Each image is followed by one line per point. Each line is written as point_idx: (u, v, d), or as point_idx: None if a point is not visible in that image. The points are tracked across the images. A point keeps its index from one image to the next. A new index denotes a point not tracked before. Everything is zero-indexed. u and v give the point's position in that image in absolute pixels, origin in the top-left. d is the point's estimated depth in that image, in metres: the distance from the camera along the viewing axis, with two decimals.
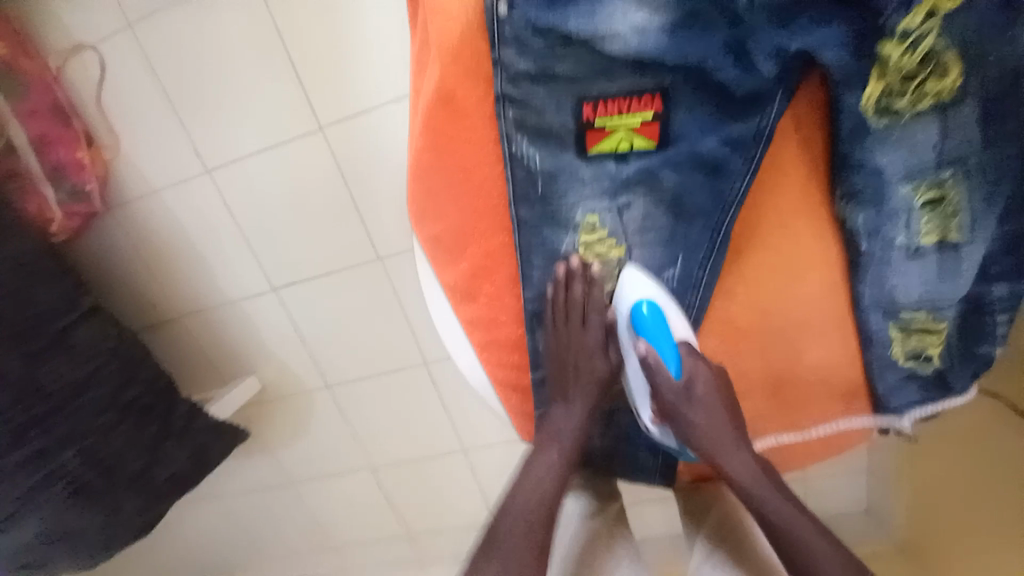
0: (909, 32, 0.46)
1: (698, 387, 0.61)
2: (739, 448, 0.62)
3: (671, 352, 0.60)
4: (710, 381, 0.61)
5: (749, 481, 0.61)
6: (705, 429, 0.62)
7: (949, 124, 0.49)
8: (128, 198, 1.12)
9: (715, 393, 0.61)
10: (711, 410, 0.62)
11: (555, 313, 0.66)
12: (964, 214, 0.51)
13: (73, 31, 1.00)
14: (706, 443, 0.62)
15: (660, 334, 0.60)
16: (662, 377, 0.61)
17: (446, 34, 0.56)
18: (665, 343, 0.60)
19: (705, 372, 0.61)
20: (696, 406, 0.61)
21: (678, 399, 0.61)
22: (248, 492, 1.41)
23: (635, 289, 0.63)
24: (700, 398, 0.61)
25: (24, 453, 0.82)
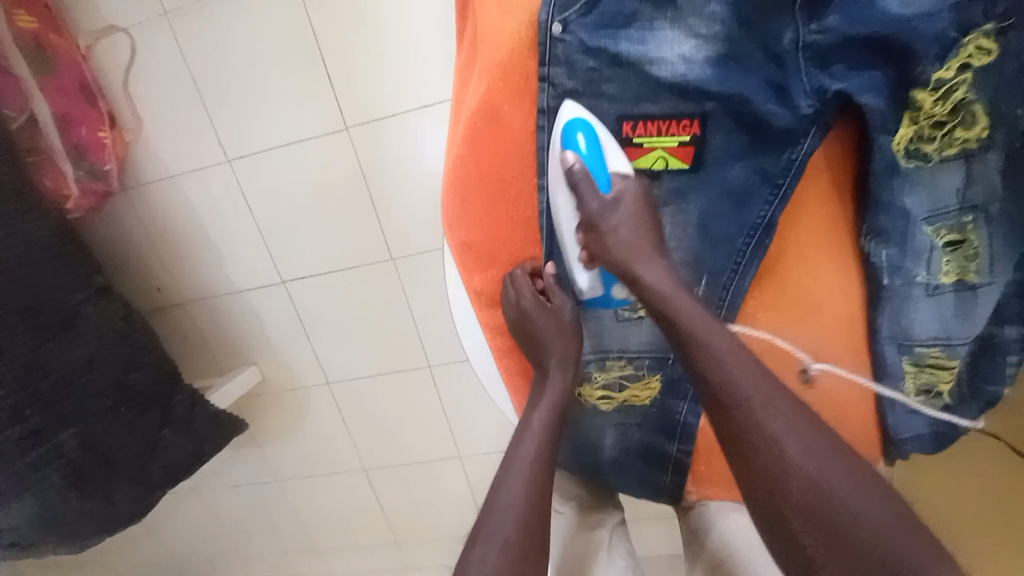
0: (943, 81, 0.50)
1: (623, 206, 0.58)
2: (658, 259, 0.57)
3: (603, 172, 0.59)
4: (638, 200, 0.59)
5: (767, 411, 0.46)
6: (626, 240, 0.57)
7: (973, 172, 0.52)
8: (145, 181, 1.12)
9: (643, 208, 0.59)
10: (637, 223, 0.58)
11: (516, 293, 0.65)
12: (982, 259, 0.54)
13: (108, 13, 1.01)
14: (626, 252, 0.57)
15: (596, 153, 0.59)
16: (590, 193, 0.59)
17: (496, 49, 0.58)
18: (595, 159, 0.59)
19: (636, 193, 0.59)
20: (620, 217, 0.58)
21: (604, 207, 0.58)
22: (236, 486, 1.39)
23: (574, 115, 0.59)
24: (625, 208, 0.58)
25: (24, 428, 0.81)
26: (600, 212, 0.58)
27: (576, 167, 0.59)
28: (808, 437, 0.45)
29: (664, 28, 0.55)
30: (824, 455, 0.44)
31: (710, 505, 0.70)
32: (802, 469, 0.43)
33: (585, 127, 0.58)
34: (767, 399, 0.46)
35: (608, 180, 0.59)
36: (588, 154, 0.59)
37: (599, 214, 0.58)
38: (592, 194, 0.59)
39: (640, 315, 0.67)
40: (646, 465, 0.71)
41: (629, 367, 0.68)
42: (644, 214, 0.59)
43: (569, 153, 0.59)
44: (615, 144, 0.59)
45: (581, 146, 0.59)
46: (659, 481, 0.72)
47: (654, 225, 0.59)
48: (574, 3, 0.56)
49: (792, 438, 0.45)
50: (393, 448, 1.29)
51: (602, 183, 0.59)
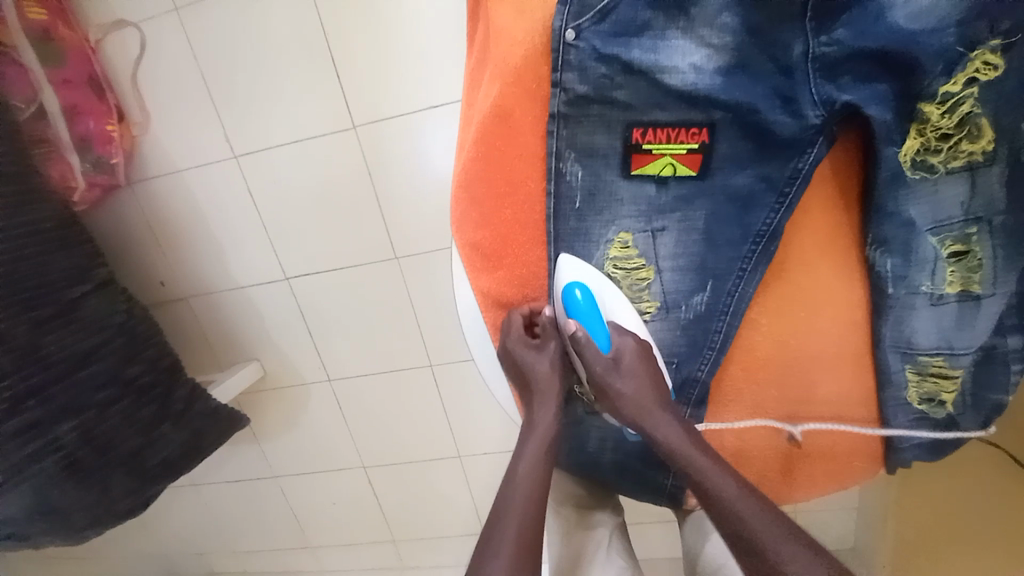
0: (949, 95, 0.50)
1: (626, 361, 0.62)
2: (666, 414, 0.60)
3: (602, 329, 0.64)
4: (638, 356, 0.62)
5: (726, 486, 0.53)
6: (632, 398, 0.60)
7: (977, 185, 0.52)
8: (151, 176, 1.12)
9: (644, 365, 0.62)
10: (641, 381, 0.61)
11: (508, 328, 0.69)
12: (987, 267, 0.54)
13: (118, 7, 1.01)
14: (633, 410, 0.61)
15: (592, 315, 0.64)
16: (593, 355, 0.63)
17: (508, 55, 0.59)
18: (593, 320, 0.64)
19: (634, 347, 0.62)
20: (625, 377, 0.61)
21: (607, 369, 0.62)
22: (233, 481, 1.40)
23: (573, 272, 0.65)
24: (627, 367, 0.62)
25: (20, 422, 0.80)
26: (604, 374, 0.62)
27: (579, 334, 0.64)
28: (774, 523, 0.50)
29: (676, 37, 0.56)
30: (781, 529, 0.49)
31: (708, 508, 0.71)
32: (764, 540, 0.49)
33: (581, 287, 0.64)
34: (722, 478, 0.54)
35: (608, 337, 0.64)
36: (587, 314, 0.64)
37: (604, 376, 0.62)
38: (594, 358, 0.63)
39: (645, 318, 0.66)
40: (648, 468, 0.72)
41: None
42: (646, 371, 0.62)
43: (569, 322, 0.65)
44: (620, 300, 0.65)
45: (579, 311, 0.64)
46: (662, 484, 0.72)
47: (658, 381, 0.62)
48: (587, 9, 0.56)
49: (758, 524, 0.50)
50: (392, 446, 1.29)
51: (602, 341, 0.64)
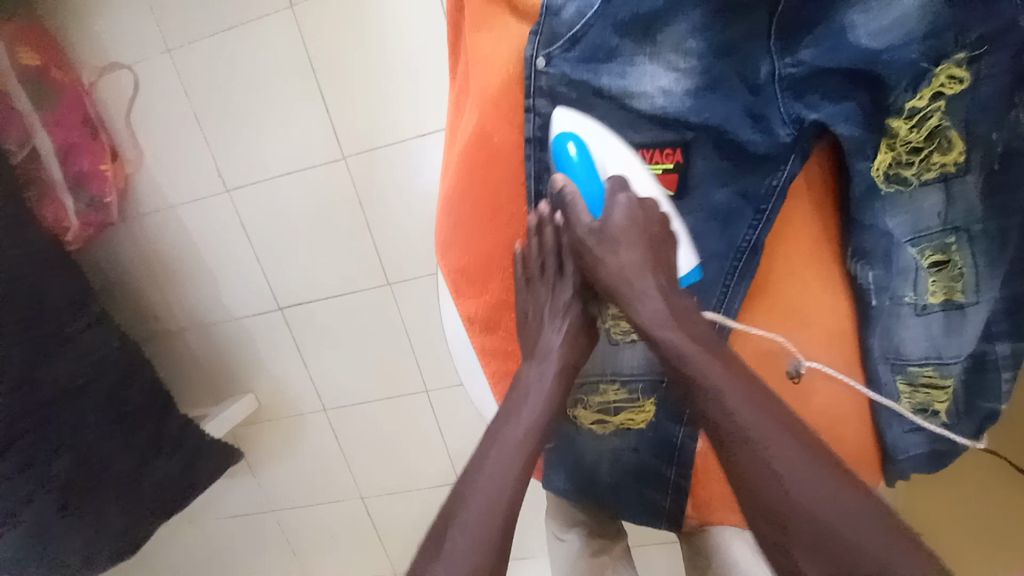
0: (916, 109, 0.51)
1: (613, 225, 0.57)
2: (650, 293, 0.56)
3: (596, 188, 0.59)
4: (630, 221, 0.57)
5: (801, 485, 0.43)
6: (614, 267, 0.57)
7: (953, 195, 0.53)
8: (144, 212, 1.14)
9: (632, 229, 0.57)
10: (629, 246, 0.57)
11: (528, 269, 0.64)
12: (968, 276, 0.54)
13: (112, 51, 1.04)
14: (613, 278, 0.57)
15: (585, 166, 0.59)
16: (580, 214, 0.58)
17: (488, 84, 0.61)
18: (583, 172, 0.59)
19: (627, 208, 0.57)
20: (617, 245, 0.57)
21: (590, 231, 0.58)
22: (231, 516, 1.37)
23: (568, 124, 0.59)
24: (614, 231, 0.57)
25: (15, 462, 0.80)
26: (587, 238, 0.58)
27: (563, 190, 0.59)
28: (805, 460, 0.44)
29: (644, 62, 0.57)
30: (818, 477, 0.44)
31: (710, 531, 0.69)
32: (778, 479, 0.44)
33: (576, 138, 0.58)
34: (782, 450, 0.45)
35: (600, 198, 0.59)
36: (581, 165, 0.59)
37: (589, 239, 0.58)
38: (578, 217, 0.58)
39: (633, 338, 0.67)
40: (643, 487, 0.71)
41: (622, 390, 0.68)
42: (635, 237, 0.57)
43: (556, 176, 0.59)
44: (616, 147, 0.59)
45: (572, 159, 0.59)
46: (659, 505, 0.71)
47: (649, 244, 0.57)
48: (556, 38, 0.59)
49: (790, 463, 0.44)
50: (389, 473, 1.27)
51: (594, 202, 0.59)
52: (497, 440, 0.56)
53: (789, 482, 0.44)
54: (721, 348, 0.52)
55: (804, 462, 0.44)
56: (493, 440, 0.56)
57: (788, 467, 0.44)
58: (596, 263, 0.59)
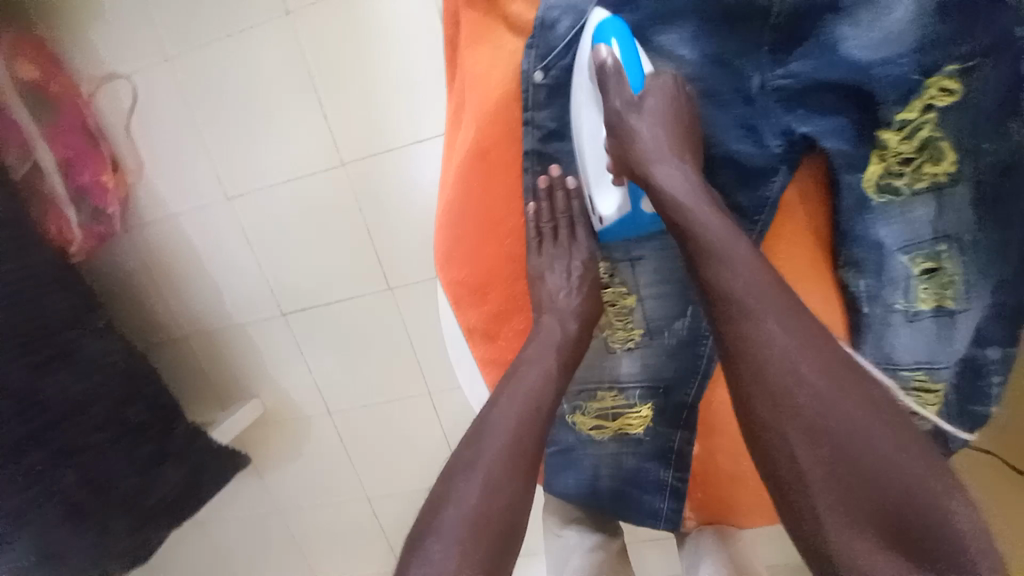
0: (906, 123, 0.52)
1: (651, 104, 0.58)
2: (677, 165, 0.56)
3: (637, 72, 0.58)
4: (667, 102, 0.58)
5: (827, 417, 0.44)
6: (648, 142, 0.56)
7: (943, 204, 0.54)
8: (146, 221, 1.15)
9: (669, 110, 0.57)
10: (662, 123, 0.57)
11: (542, 229, 0.66)
12: (959, 285, 0.55)
13: (110, 62, 1.05)
14: (644, 153, 0.57)
15: (630, 50, 0.58)
16: (617, 91, 0.58)
17: (484, 99, 0.63)
18: (628, 53, 0.58)
19: (667, 91, 0.58)
20: (651, 120, 0.57)
21: (626, 107, 0.58)
22: (238, 518, 1.40)
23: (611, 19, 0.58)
24: (650, 110, 0.57)
25: (22, 470, 0.82)
26: (624, 112, 0.58)
27: (608, 62, 0.57)
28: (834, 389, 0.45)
29: None
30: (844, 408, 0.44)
31: (703, 530, 0.72)
32: (806, 402, 0.45)
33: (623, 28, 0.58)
34: (814, 382, 0.45)
35: (640, 81, 0.59)
36: (624, 57, 0.58)
37: (624, 113, 0.58)
38: (616, 92, 0.58)
39: (630, 347, 0.69)
40: (642, 492, 0.72)
41: (620, 397, 0.70)
42: (671, 117, 0.57)
43: (602, 49, 0.57)
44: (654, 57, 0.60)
45: (616, 47, 0.58)
46: (659, 510, 0.72)
47: (683, 125, 0.58)
48: (552, 51, 0.61)
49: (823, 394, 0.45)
50: (393, 474, 1.29)
51: (633, 84, 0.58)
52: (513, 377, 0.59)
53: (827, 425, 0.44)
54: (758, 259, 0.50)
55: (834, 393, 0.44)
56: (508, 381, 0.59)
57: (818, 396, 0.44)
58: (630, 135, 0.58)
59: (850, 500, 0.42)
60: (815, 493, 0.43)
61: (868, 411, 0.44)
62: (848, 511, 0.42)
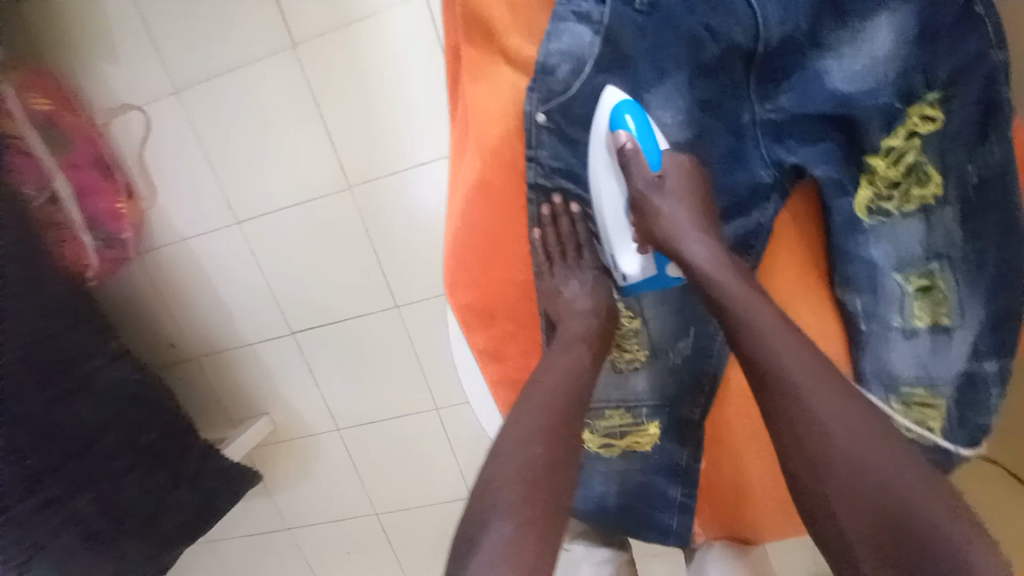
0: (893, 148, 0.56)
1: (671, 180, 0.60)
2: (702, 238, 0.58)
3: (654, 149, 0.61)
4: (685, 177, 0.60)
5: (830, 426, 0.46)
6: (671, 219, 0.58)
7: (932, 225, 0.57)
8: (158, 245, 1.18)
9: (687, 185, 0.60)
10: (682, 199, 0.59)
11: (551, 249, 0.68)
12: (951, 301, 0.58)
13: (123, 94, 1.08)
14: (669, 229, 0.59)
15: (645, 130, 0.60)
16: (638, 171, 0.60)
17: (487, 134, 0.65)
18: (643, 131, 0.60)
19: (684, 167, 0.60)
20: (671, 195, 0.59)
21: (648, 186, 0.60)
22: (249, 535, 1.41)
23: (620, 100, 0.60)
24: (672, 187, 0.59)
25: (36, 501, 0.83)
26: (646, 191, 0.60)
27: (627, 146, 0.60)
28: (846, 409, 0.47)
29: None
30: (847, 418, 0.46)
31: (714, 544, 0.72)
32: (809, 411, 0.47)
33: (635, 110, 0.60)
34: (820, 399, 0.47)
35: (658, 159, 0.61)
36: (639, 133, 0.60)
37: (648, 192, 0.60)
38: (638, 173, 0.60)
39: (636, 366, 0.70)
40: (649, 508, 0.73)
41: (627, 415, 0.72)
42: (689, 193, 0.60)
43: (619, 133, 0.60)
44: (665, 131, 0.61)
45: (630, 127, 0.60)
46: (667, 524, 0.73)
47: (701, 199, 0.60)
48: (553, 95, 0.63)
49: (833, 412, 0.46)
50: (401, 489, 1.30)
51: (652, 162, 0.61)
52: (529, 395, 0.59)
53: (830, 430, 0.46)
54: (767, 304, 0.53)
55: (850, 420, 0.46)
56: (524, 400, 0.59)
57: (834, 422, 0.46)
58: (653, 215, 0.60)
59: (879, 527, 0.42)
60: (845, 523, 0.44)
61: (882, 437, 0.45)
62: (878, 538, 0.42)
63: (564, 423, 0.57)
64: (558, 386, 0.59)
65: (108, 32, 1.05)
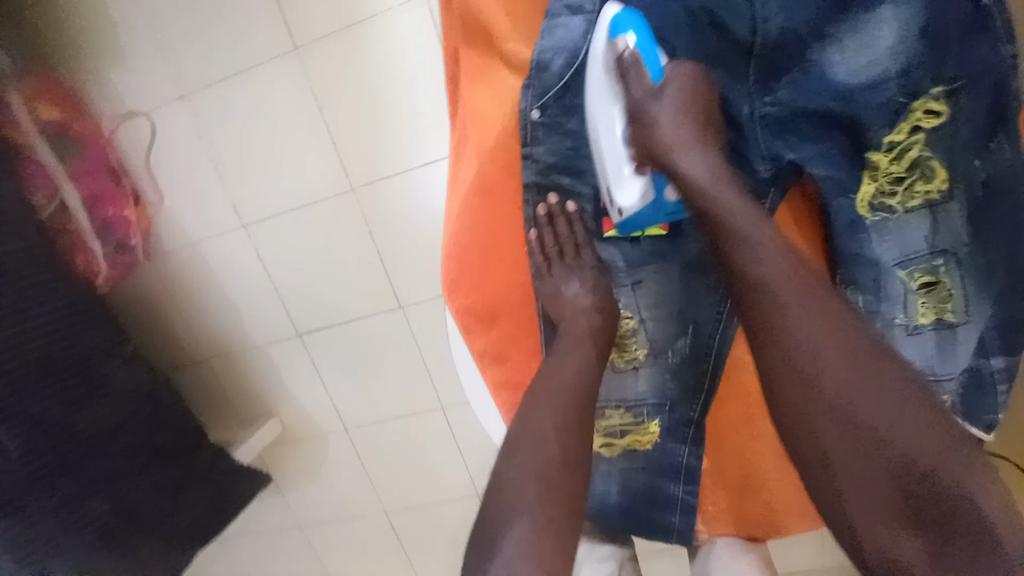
0: (895, 144, 0.56)
1: (671, 90, 0.58)
2: (703, 153, 0.56)
3: (655, 60, 0.60)
4: (686, 89, 0.58)
5: (859, 414, 0.45)
6: (669, 130, 0.57)
7: (938, 222, 0.56)
8: (167, 250, 1.20)
9: (688, 97, 0.58)
10: (681, 108, 0.57)
11: (549, 250, 0.69)
12: (958, 299, 0.56)
13: (129, 101, 1.10)
14: (664, 139, 0.57)
15: (646, 39, 0.60)
16: (636, 79, 0.60)
17: (485, 137, 0.65)
18: (644, 42, 0.60)
19: (687, 79, 0.58)
20: (668, 103, 0.58)
21: (646, 93, 0.59)
22: (262, 533, 1.43)
23: (625, 14, 0.60)
24: (670, 96, 0.58)
25: (59, 497, 0.86)
26: (643, 101, 0.59)
27: (626, 55, 0.60)
28: (877, 389, 0.45)
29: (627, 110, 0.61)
30: (879, 402, 0.45)
31: (717, 542, 0.71)
32: (836, 398, 0.46)
33: (638, 19, 0.60)
34: (849, 383, 0.46)
35: (659, 69, 0.60)
36: (639, 42, 0.60)
37: (644, 102, 0.59)
38: (636, 82, 0.59)
39: (636, 366, 0.71)
40: (652, 509, 0.73)
41: (628, 414, 0.72)
42: (689, 103, 0.58)
43: (619, 41, 0.60)
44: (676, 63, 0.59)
45: (631, 37, 0.60)
46: (671, 523, 0.73)
47: (702, 112, 0.58)
48: (548, 90, 0.64)
49: (865, 396, 0.45)
50: (409, 488, 1.31)
51: (652, 73, 0.60)
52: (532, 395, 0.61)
53: (857, 418, 0.45)
54: (793, 268, 0.50)
55: (887, 400, 0.45)
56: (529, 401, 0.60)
57: (864, 403, 0.45)
58: (650, 124, 0.58)
59: (879, 495, 0.45)
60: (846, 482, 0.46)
61: (914, 418, 0.44)
62: (877, 502, 0.45)
63: (563, 426, 0.58)
64: (561, 390, 0.60)
65: (113, 42, 1.07)
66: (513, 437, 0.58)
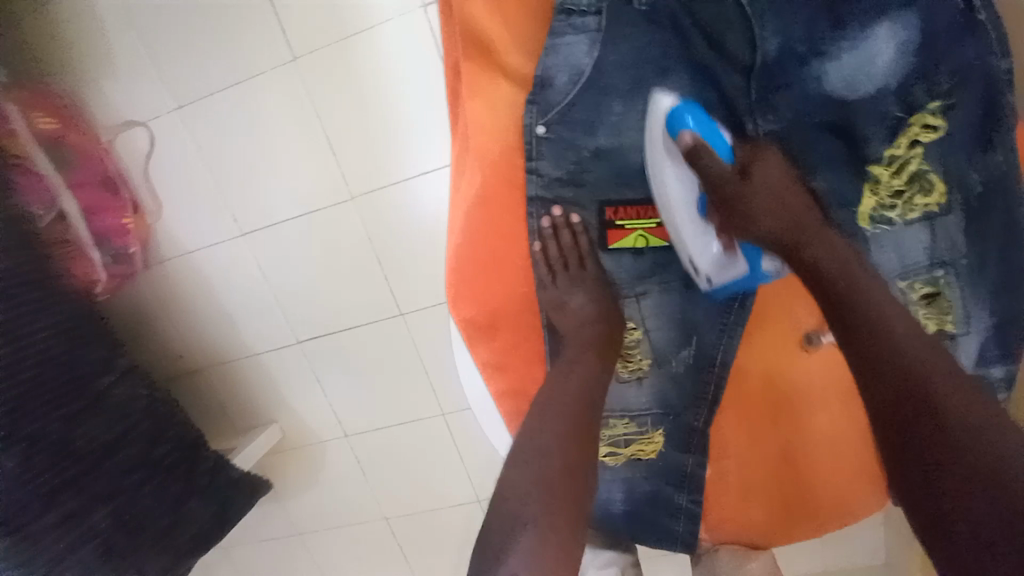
0: (894, 158, 0.58)
1: (755, 172, 0.59)
2: (812, 220, 0.58)
3: (722, 143, 0.60)
4: (767, 167, 0.59)
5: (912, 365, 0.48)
6: (767, 212, 0.58)
7: (936, 231, 0.58)
8: (165, 259, 1.19)
9: (772, 174, 0.59)
10: (774, 190, 0.58)
11: (552, 263, 0.69)
12: (957, 310, 0.58)
13: (126, 110, 1.09)
14: (770, 224, 0.58)
15: (710, 128, 0.59)
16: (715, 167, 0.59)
17: (486, 149, 0.65)
18: (705, 130, 0.59)
19: (762, 158, 0.59)
20: (761, 184, 0.58)
21: (729, 177, 0.59)
22: (262, 541, 1.43)
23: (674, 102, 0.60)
24: (758, 178, 0.59)
25: (59, 513, 0.84)
26: (730, 186, 0.59)
27: (692, 146, 0.59)
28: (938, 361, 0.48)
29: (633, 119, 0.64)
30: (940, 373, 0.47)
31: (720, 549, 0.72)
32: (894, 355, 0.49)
33: (694, 110, 0.59)
34: (910, 348, 0.49)
35: (729, 150, 0.60)
36: (701, 129, 0.59)
37: (732, 189, 0.59)
38: (711, 168, 0.59)
39: (639, 376, 0.72)
40: (657, 516, 0.73)
41: (631, 424, 0.72)
42: (777, 183, 0.58)
43: (684, 135, 0.59)
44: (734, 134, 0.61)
45: (693, 126, 0.59)
46: (675, 530, 0.73)
47: (790, 186, 0.59)
48: (551, 107, 0.64)
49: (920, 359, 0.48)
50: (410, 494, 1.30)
51: (724, 155, 0.60)
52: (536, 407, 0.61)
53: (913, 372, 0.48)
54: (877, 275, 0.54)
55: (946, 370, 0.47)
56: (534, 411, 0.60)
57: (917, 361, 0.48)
58: (741, 207, 0.59)
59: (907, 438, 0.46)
60: (933, 473, 0.44)
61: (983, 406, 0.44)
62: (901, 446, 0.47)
63: (570, 437, 0.58)
64: (568, 402, 0.60)
65: (110, 51, 1.06)
66: (520, 450, 0.58)
